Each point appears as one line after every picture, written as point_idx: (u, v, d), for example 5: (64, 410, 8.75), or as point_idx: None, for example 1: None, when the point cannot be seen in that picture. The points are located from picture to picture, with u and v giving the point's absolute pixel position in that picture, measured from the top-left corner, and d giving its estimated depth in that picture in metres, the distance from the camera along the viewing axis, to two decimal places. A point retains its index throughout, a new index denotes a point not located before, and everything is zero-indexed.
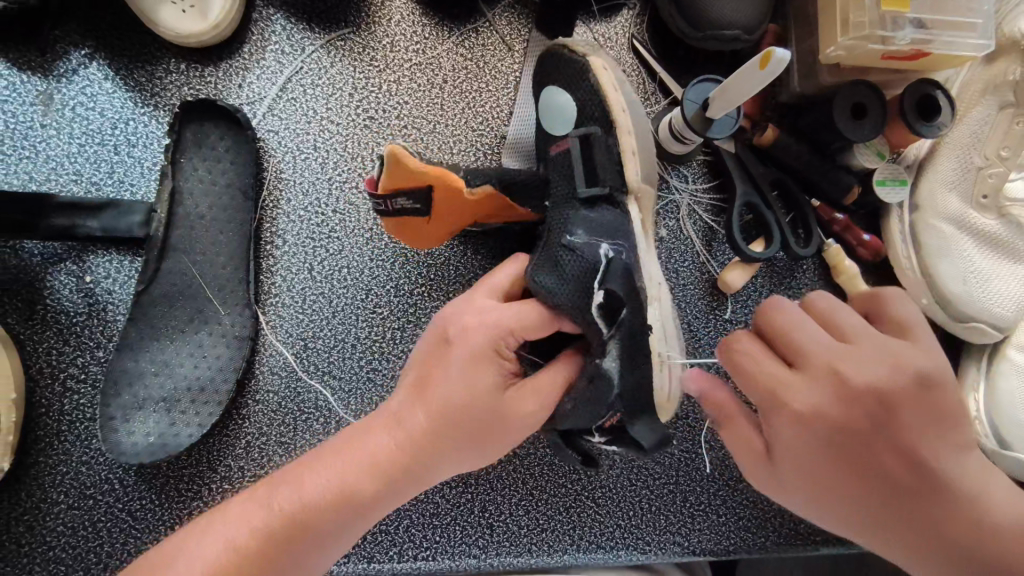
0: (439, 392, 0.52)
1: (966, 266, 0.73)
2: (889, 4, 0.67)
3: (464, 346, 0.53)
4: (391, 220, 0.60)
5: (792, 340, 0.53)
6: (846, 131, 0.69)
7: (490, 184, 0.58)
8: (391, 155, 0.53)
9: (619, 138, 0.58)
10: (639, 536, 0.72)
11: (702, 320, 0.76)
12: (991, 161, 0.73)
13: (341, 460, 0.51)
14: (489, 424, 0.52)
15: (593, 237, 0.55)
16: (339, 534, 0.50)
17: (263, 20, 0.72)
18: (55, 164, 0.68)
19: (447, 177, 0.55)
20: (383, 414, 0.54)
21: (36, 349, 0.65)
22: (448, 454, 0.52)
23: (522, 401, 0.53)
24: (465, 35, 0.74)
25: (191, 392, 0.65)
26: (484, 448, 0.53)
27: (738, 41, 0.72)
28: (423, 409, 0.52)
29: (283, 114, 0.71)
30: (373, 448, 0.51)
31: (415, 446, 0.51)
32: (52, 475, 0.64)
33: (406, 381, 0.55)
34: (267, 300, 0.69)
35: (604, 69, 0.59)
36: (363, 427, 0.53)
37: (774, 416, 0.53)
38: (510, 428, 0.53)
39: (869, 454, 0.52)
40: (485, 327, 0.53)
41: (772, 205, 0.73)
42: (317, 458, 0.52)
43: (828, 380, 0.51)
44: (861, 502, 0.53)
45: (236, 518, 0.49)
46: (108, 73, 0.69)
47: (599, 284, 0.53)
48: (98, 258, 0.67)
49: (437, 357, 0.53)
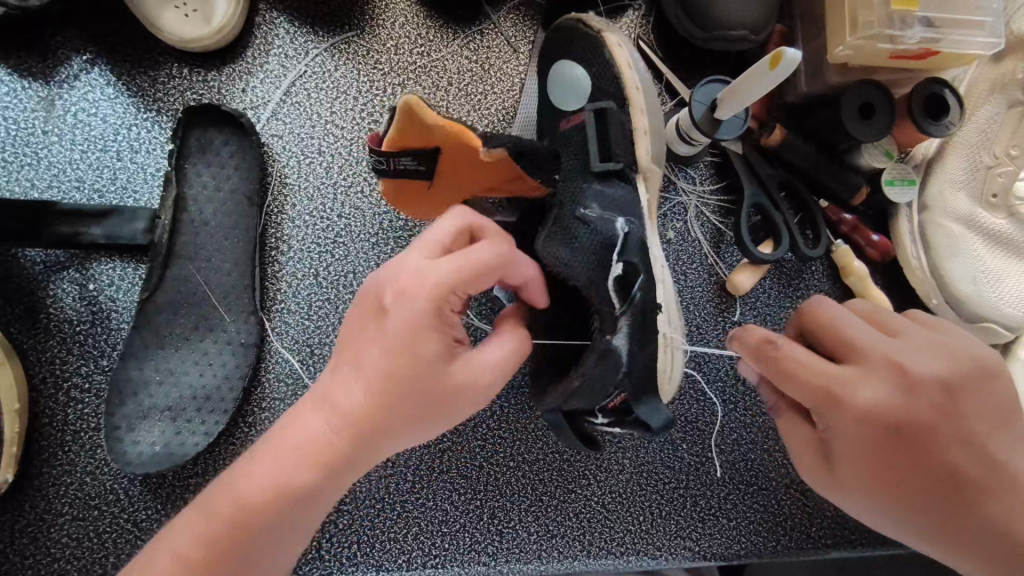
0: (372, 368, 0.46)
1: (976, 266, 0.72)
2: (897, 3, 0.67)
3: (399, 314, 0.47)
4: (390, 184, 0.61)
5: (842, 336, 0.53)
6: (854, 131, 0.69)
7: (505, 149, 0.55)
8: (406, 104, 0.53)
9: (631, 116, 0.59)
10: (650, 541, 0.71)
11: (711, 322, 0.75)
12: (1000, 160, 0.72)
13: (281, 450, 0.47)
14: (430, 401, 0.47)
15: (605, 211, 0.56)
16: (288, 528, 0.47)
17: (266, 24, 0.71)
18: (58, 171, 0.67)
19: (463, 133, 0.55)
20: (317, 391, 0.49)
21: (40, 358, 0.64)
22: (388, 434, 0.47)
23: (467, 373, 0.48)
24: (469, 38, 0.74)
25: (196, 400, 0.64)
26: (428, 425, 0.49)
27: (745, 41, 0.72)
28: (360, 386, 0.47)
29: (287, 118, 0.71)
30: (310, 434, 0.47)
31: (351, 429, 0.46)
32: (56, 486, 0.63)
33: (339, 350, 0.49)
34: (272, 307, 0.68)
35: (618, 47, 0.60)
36: (301, 408, 0.48)
37: (832, 414, 0.51)
38: (453, 403, 0.48)
39: (922, 448, 0.51)
40: (424, 285, 0.47)
41: (780, 206, 0.73)
42: (262, 448, 0.47)
43: (879, 375, 0.51)
44: (918, 500, 0.52)
45: (188, 524, 0.46)
46: (110, 78, 0.69)
47: (619, 256, 0.54)
48: (101, 266, 0.66)
49: (371, 324, 0.48)
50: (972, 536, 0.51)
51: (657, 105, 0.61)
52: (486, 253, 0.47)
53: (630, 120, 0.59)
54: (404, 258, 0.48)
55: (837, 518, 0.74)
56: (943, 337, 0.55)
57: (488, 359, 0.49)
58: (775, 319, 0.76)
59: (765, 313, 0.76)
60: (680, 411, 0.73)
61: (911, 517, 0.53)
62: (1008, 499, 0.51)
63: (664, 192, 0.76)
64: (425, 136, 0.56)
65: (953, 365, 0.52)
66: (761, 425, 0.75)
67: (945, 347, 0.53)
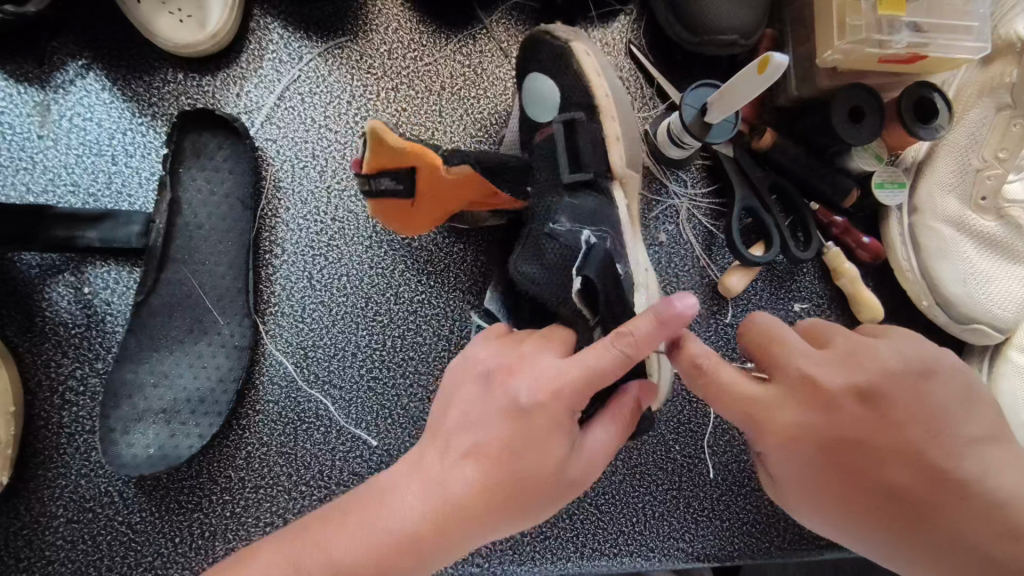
0: (490, 464, 0.48)
1: (966, 268, 0.73)
2: (885, 8, 0.67)
3: (535, 421, 0.48)
4: (377, 205, 0.60)
5: (768, 356, 0.52)
6: (845, 135, 0.70)
7: (469, 166, 0.57)
8: (371, 130, 0.52)
9: (602, 123, 0.60)
10: (643, 542, 0.72)
11: (703, 324, 0.76)
12: (989, 163, 0.73)
13: (379, 527, 0.47)
14: (531, 496, 0.49)
15: (576, 223, 0.56)
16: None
17: (260, 29, 0.72)
18: (53, 175, 0.67)
19: (427, 155, 0.55)
20: (419, 475, 0.49)
21: (35, 361, 0.65)
22: (484, 527, 0.48)
23: (575, 468, 0.51)
24: (462, 42, 0.74)
25: (191, 403, 0.65)
26: (521, 517, 0.50)
27: (734, 45, 0.72)
28: (473, 479, 0.48)
29: (281, 122, 0.71)
30: (411, 518, 0.47)
31: (457, 519, 0.47)
32: (51, 488, 0.63)
33: (449, 441, 0.50)
34: (266, 310, 0.68)
35: (586, 54, 0.61)
36: (399, 487, 0.49)
37: (760, 437, 0.52)
38: (558, 497, 0.50)
39: (862, 465, 0.51)
40: (561, 400, 0.49)
41: (770, 209, 0.73)
42: (353, 520, 0.47)
43: (802, 396, 0.51)
44: (870, 514, 0.52)
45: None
46: (105, 83, 0.69)
47: (577, 270, 0.53)
48: (97, 269, 0.67)
49: (499, 422, 0.49)
50: (930, 547, 0.51)
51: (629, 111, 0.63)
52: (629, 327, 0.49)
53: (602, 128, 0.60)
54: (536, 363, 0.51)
55: None
56: (875, 346, 0.53)
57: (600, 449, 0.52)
58: None
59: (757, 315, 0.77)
60: (672, 413, 0.74)
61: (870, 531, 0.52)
62: (963, 508, 0.50)
63: (657, 195, 0.77)
64: (397, 162, 0.55)
65: (882, 376, 0.51)
66: None
67: (873, 357, 0.52)
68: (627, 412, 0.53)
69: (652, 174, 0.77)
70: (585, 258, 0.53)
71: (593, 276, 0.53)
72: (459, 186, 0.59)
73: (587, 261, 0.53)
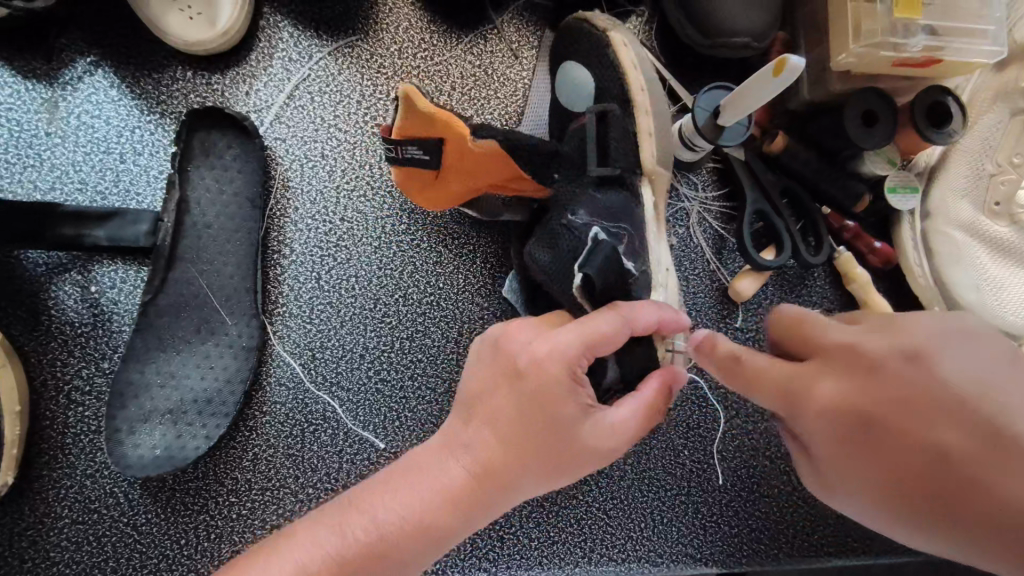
0: (506, 420, 0.48)
1: (979, 274, 0.72)
2: (900, 12, 0.67)
3: (535, 377, 0.48)
4: (401, 173, 0.63)
5: (798, 331, 0.51)
6: (857, 139, 0.69)
7: (496, 139, 0.58)
8: (403, 93, 0.56)
9: (636, 117, 0.58)
10: (651, 547, 0.71)
11: (713, 328, 0.75)
12: (1003, 168, 0.73)
13: (414, 488, 0.47)
14: (558, 456, 0.48)
15: (594, 218, 0.56)
16: (415, 566, 0.46)
17: (270, 27, 0.71)
18: (61, 173, 0.67)
19: (450, 122, 0.57)
20: (446, 438, 0.50)
21: (41, 360, 0.64)
22: (515, 483, 0.48)
23: (595, 433, 0.49)
24: (473, 42, 0.74)
25: (198, 403, 0.64)
26: (554, 478, 0.49)
27: (747, 48, 0.72)
28: (494, 436, 0.48)
29: (291, 121, 0.71)
30: (444, 476, 0.48)
31: (486, 473, 0.48)
32: (56, 489, 0.63)
33: (466, 403, 0.51)
34: (274, 311, 0.68)
35: (624, 46, 0.59)
36: (427, 454, 0.49)
37: (798, 418, 0.49)
38: (588, 459, 0.49)
39: (910, 441, 0.44)
40: (558, 357, 0.48)
41: (782, 213, 0.73)
42: (387, 486, 0.48)
43: (832, 364, 0.48)
44: (932, 507, 0.45)
45: (308, 543, 0.45)
46: (114, 80, 0.69)
47: (579, 266, 0.53)
48: (104, 268, 0.66)
49: (503, 382, 0.49)
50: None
51: (665, 105, 0.60)
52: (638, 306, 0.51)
53: (634, 123, 0.58)
54: (540, 330, 0.51)
55: (840, 527, 0.74)
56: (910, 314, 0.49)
57: (626, 419, 0.49)
58: None
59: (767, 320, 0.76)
60: (681, 418, 0.73)
61: (943, 535, 0.45)
62: None
63: (667, 198, 0.76)
64: (427, 128, 0.59)
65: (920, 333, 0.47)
66: (762, 432, 0.74)
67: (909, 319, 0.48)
68: (650, 393, 0.51)
69: None
70: (591, 253, 0.53)
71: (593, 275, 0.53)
72: (484, 159, 0.59)
73: (589, 258, 0.53)
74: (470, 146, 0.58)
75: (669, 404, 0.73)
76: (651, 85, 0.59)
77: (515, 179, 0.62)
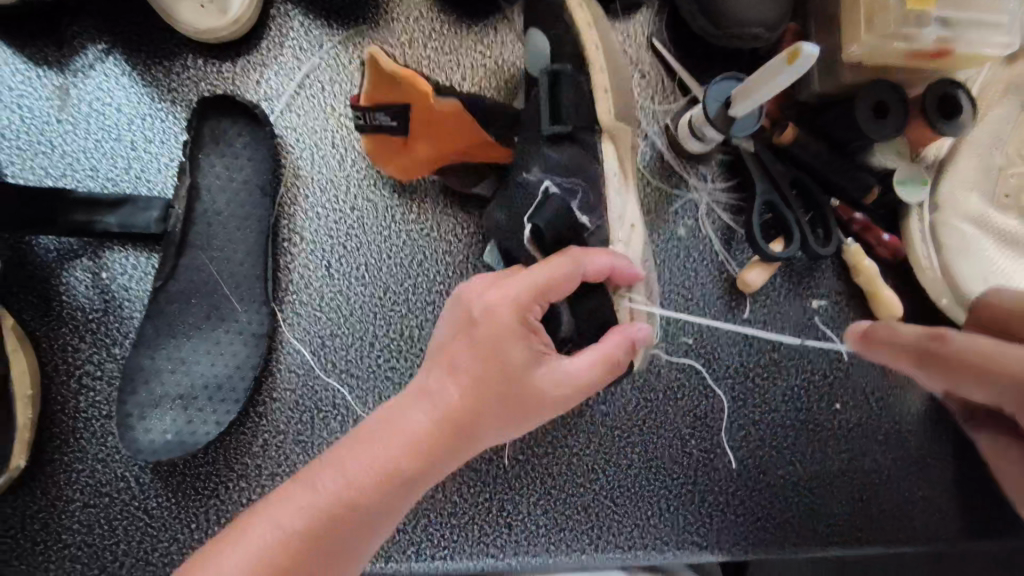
0: (462, 369, 0.51)
1: (988, 267, 0.73)
2: (913, 3, 0.66)
3: (489, 326, 0.51)
4: (372, 143, 0.67)
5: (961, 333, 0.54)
6: (869, 130, 0.69)
7: (456, 98, 0.64)
8: (369, 55, 0.61)
9: (591, 75, 0.60)
10: (658, 536, 0.71)
11: (721, 318, 0.75)
12: (1012, 160, 0.73)
13: (382, 441, 0.50)
14: (516, 404, 0.51)
15: (546, 174, 0.58)
16: (391, 512, 0.49)
17: (281, 16, 0.71)
18: (72, 159, 0.67)
19: (414, 79, 0.62)
20: (410, 392, 0.52)
21: (52, 345, 0.65)
22: (479, 429, 0.51)
23: (552, 382, 0.51)
24: (483, 32, 0.74)
25: (208, 389, 0.64)
26: (518, 424, 0.52)
27: (758, 39, 0.72)
28: (455, 386, 0.51)
29: (302, 110, 0.71)
30: (409, 426, 0.50)
31: (448, 421, 0.50)
32: (67, 473, 0.63)
33: (429, 361, 0.54)
34: (284, 298, 0.68)
35: (579, 5, 0.60)
36: (394, 407, 0.52)
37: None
38: (546, 406, 0.51)
39: None
40: (509, 303, 0.51)
41: (791, 204, 0.73)
42: (357, 439, 0.50)
43: None
44: None
45: (280, 503, 0.47)
46: (125, 67, 0.69)
47: (529, 218, 0.57)
48: (115, 254, 0.66)
49: (460, 334, 0.52)
50: None
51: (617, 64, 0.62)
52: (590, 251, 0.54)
53: (586, 80, 0.60)
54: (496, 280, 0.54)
55: (846, 517, 0.74)
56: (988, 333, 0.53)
57: (583, 368, 0.52)
58: (785, 318, 0.76)
59: (776, 310, 0.76)
60: (689, 407, 0.73)
61: None
62: None
63: (676, 188, 0.77)
64: (394, 91, 0.63)
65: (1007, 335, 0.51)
66: (769, 422, 0.74)
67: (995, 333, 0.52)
68: (607, 339, 0.53)
69: (672, 168, 0.77)
70: (538, 207, 0.56)
71: (542, 226, 0.56)
72: (447, 123, 0.65)
73: (538, 211, 0.56)
74: (435, 107, 0.63)
75: (677, 393, 0.73)
76: (608, 57, 0.61)
77: (482, 145, 0.67)
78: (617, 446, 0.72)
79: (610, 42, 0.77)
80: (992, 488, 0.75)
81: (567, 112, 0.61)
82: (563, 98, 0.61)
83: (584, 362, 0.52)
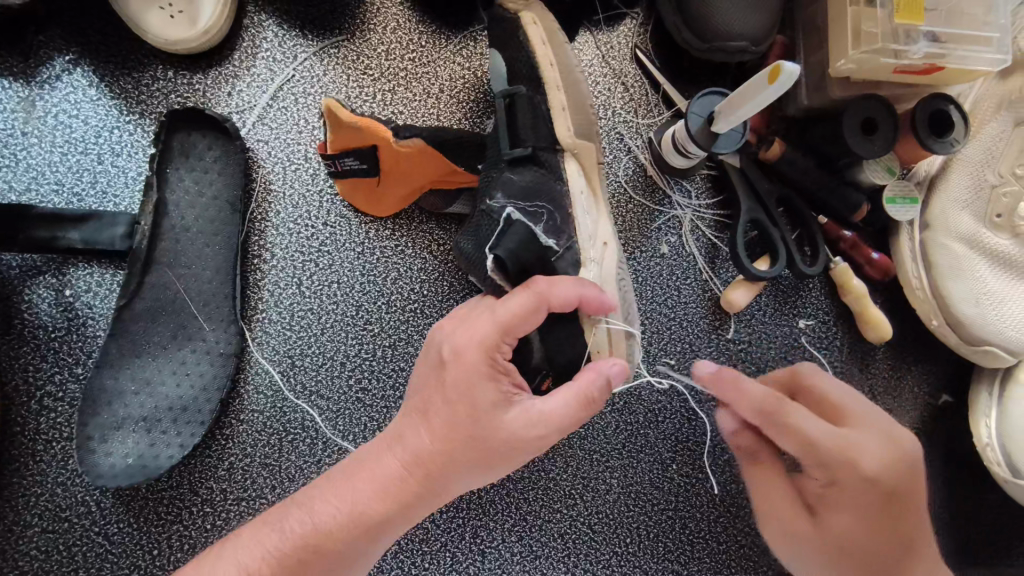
0: (434, 414, 0.50)
1: (978, 287, 0.69)
2: (902, 17, 0.64)
3: (457, 370, 0.50)
4: (348, 186, 0.67)
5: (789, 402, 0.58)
6: (856, 145, 0.67)
7: (420, 138, 0.61)
8: (325, 108, 0.61)
9: (547, 94, 0.60)
10: (636, 563, 0.70)
11: (703, 339, 0.73)
12: (1005, 180, 0.70)
13: (353, 487, 0.50)
14: (484, 452, 0.49)
15: (509, 199, 0.57)
16: (359, 559, 0.49)
17: (254, 27, 0.70)
18: (36, 173, 0.65)
19: (374, 126, 0.61)
20: (387, 436, 0.52)
21: (12, 365, 0.63)
22: (449, 475, 0.50)
23: (521, 425, 0.49)
24: (462, 44, 0.72)
25: (172, 411, 0.63)
26: (490, 470, 0.50)
27: (744, 52, 0.69)
28: (426, 431, 0.50)
29: (274, 123, 0.69)
30: (380, 474, 0.50)
31: (419, 468, 0.49)
32: (26, 497, 0.61)
33: (406, 404, 0.53)
34: (253, 317, 0.66)
35: (532, 24, 0.61)
36: (369, 450, 0.52)
37: (844, 471, 0.56)
38: (516, 452, 0.49)
39: (852, 487, 0.55)
40: (478, 347, 0.50)
41: (777, 222, 0.71)
42: (326, 484, 0.51)
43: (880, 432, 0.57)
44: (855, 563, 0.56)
45: (245, 542, 0.48)
46: (92, 79, 0.67)
47: (489, 248, 0.54)
48: (79, 270, 0.65)
49: (433, 376, 0.51)
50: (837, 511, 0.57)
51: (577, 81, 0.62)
52: (562, 292, 0.51)
53: (546, 99, 0.60)
54: (468, 317, 0.52)
55: None
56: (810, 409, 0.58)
57: (555, 409, 0.50)
58: (770, 339, 0.74)
59: (761, 331, 0.74)
60: (670, 430, 0.71)
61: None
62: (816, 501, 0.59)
63: (659, 205, 0.75)
64: (355, 140, 0.62)
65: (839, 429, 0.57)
66: None
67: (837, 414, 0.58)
68: (587, 381, 0.51)
69: (655, 184, 0.75)
70: (500, 237, 0.54)
71: (505, 256, 0.54)
72: (415, 161, 0.63)
73: (502, 239, 0.55)
74: (396, 147, 0.61)
75: (657, 417, 0.71)
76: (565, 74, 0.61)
77: (453, 172, 0.65)
78: (597, 470, 0.70)
79: (593, 54, 0.75)
80: (985, 516, 0.72)
81: (538, 130, 0.60)
82: (537, 114, 0.60)
83: (560, 406, 0.50)
